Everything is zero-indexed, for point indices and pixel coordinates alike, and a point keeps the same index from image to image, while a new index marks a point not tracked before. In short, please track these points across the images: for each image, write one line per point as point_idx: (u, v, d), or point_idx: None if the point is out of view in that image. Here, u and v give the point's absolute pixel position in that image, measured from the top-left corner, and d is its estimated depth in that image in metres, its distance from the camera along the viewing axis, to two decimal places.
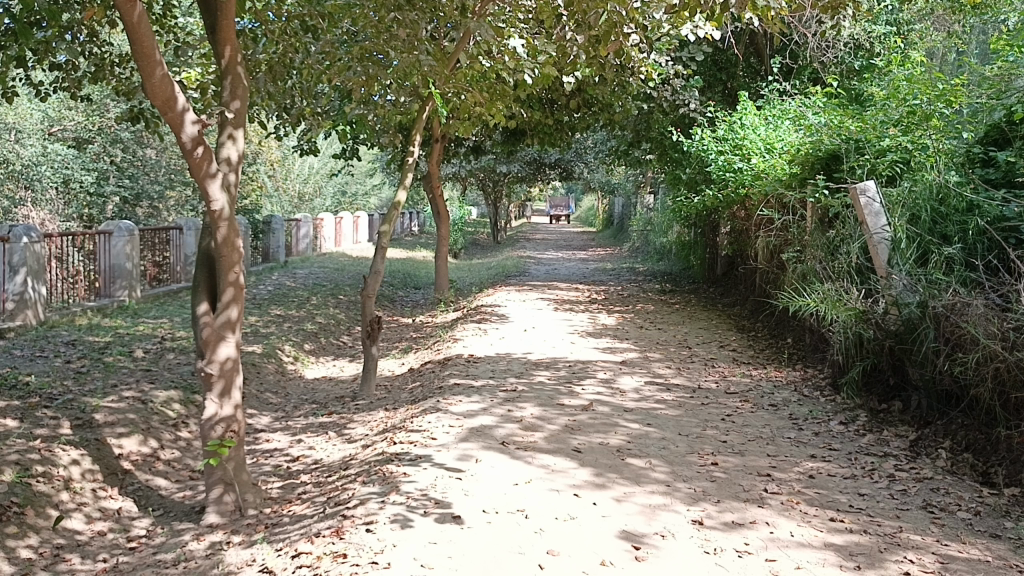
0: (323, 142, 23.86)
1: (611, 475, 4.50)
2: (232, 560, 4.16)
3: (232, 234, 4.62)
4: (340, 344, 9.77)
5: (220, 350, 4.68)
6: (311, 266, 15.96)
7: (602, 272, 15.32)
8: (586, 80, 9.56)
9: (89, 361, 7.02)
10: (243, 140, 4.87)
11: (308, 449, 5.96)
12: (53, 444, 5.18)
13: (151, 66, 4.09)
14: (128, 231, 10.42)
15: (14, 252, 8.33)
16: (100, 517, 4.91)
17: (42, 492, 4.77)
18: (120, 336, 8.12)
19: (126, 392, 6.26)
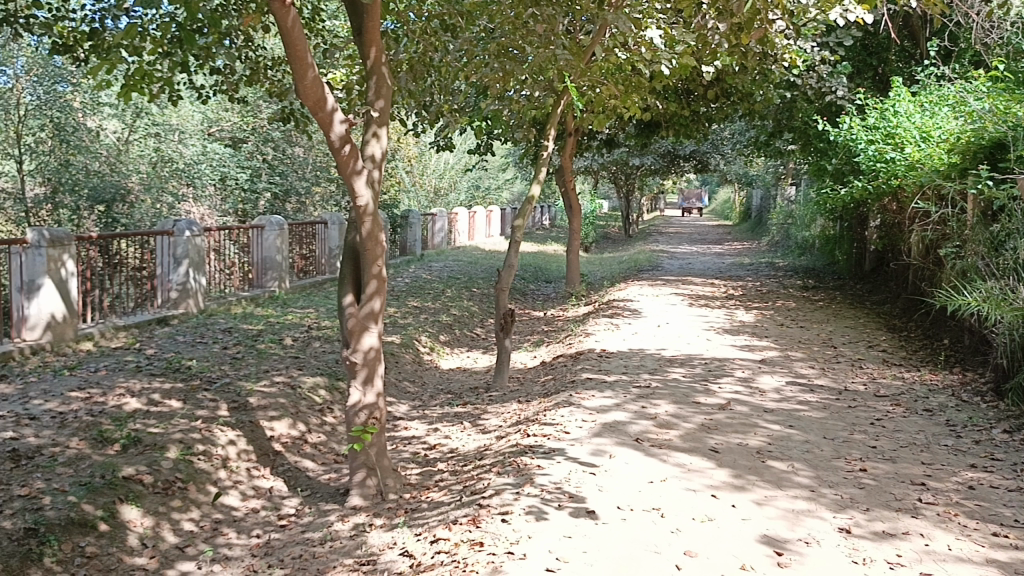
0: (460, 137, 24.43)
1: (751, 477, 4.38)
2: (375, 542, 4.33)
3: (376, 228, 4.78)
4: (474, 336, 9.97)
5: (365, 339, 4.87)
6: (447, 259, 16.38)
7: (740, 267, 14.90)
8: (725, 69, 9.31)
9: (244, 347, 7.49)
10: (387, 138, 5.04)
11: (444, 438, 6.11)
12: (212, 425, 5.55)
13: (303, 69, 4.28)
14: (279, 225, 11.01)
15: (178, 244, 8.97)
16: (253, 495, 5.22)
17: (203, 469, 5.12)
18: (270, 324, 8.61)
19: (277, 377, 6.63)
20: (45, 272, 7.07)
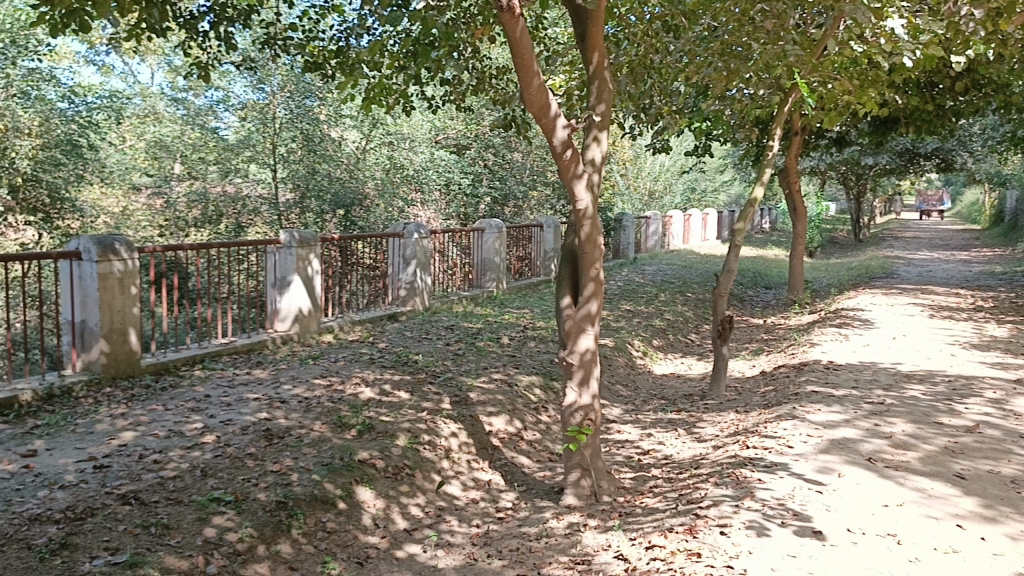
0: (676, 139, 24.12)
1: (1005, 510, 3.94)
2: (589, 543, 4.37)
3: (595, 231, 4.81)
4: (688, 341, 9.79)
5: (581, 341, 4.91)
6: (661, 263, 16.21)
7: (991, 276, 13.44)
8: (979, 58, 8.46)
9: (464, 344, 7.85)
10: (607, 141, 5.05)
11: (658, 444, 6.05)
12: (437, 417, 5.87)
13: (529, 76, 4.41)
14: (498, 227, 11.41)
15: (408, 246, 9.50)
16: (473, 487, 5.46)
17: (429, 458, 5.43)
18: (489, 323, 8.96)
19: (495, 374, 6.90)
20: (295, 269, 7.76)
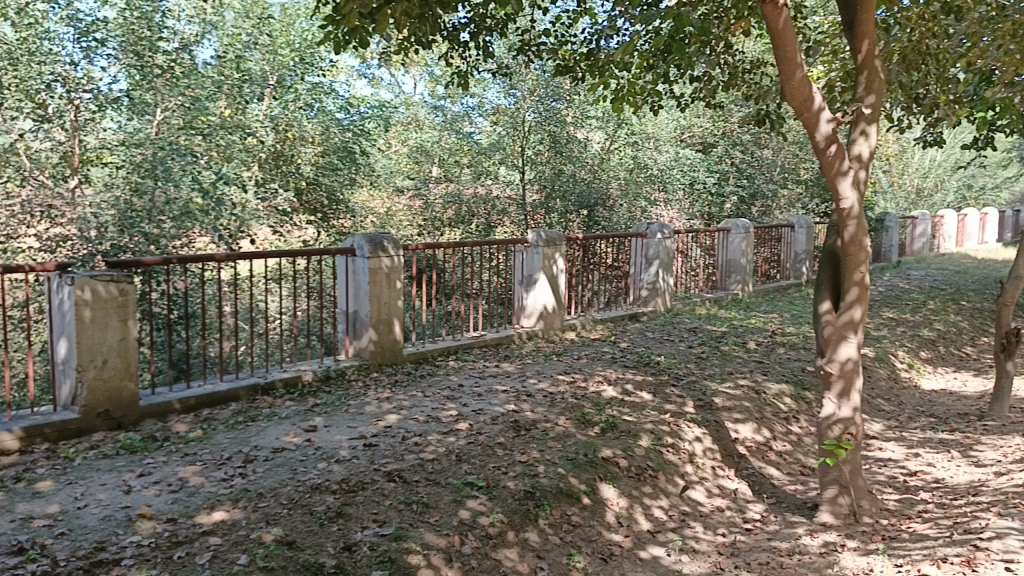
0: (949, 131, 21.98)
1: None
2: (848, 565, 4.08)
3: (861, 232, 4.47)
4: (962, 355, 8.86)
5: (842, 350, 4.60)
6: (928, 267, 14.85)
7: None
8: None
9: (709, 347, 7.69)
10: (877, 135, 4.67)
11: (927, 465, 5.53)
12: (681, 420, 5.80)
13: (792, 69, 4.20)
14: (745, 228, 11.06)
15: (651, 246, 9.44)
16: (719, 494, 5.31)
17: (673, 461, 5.37)
18: (734, 327, 8.70)
19: (741, 380, 6.70)
20: (541, 268, 7.97)
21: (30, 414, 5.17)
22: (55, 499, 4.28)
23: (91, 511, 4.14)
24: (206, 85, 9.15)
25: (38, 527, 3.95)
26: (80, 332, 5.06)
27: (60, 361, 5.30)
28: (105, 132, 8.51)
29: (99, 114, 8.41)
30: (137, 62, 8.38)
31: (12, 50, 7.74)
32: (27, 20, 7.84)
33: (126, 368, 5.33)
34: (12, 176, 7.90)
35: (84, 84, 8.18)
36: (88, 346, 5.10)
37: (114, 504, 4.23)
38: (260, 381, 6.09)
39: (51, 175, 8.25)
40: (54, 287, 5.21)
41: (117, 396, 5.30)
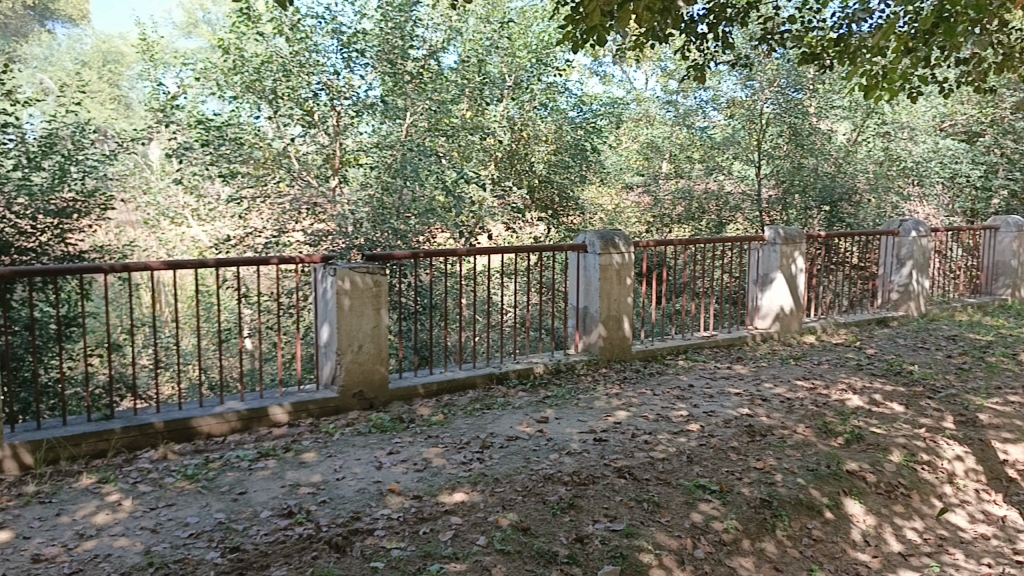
0: None
1: None
2: None
3: None
4: None
5: None
6: None
7: None
8: None
9: (971, 358, 6.97)
10: None
11: None
12: (937, 436, 5.33)
13: None
14: (1017, 226, 9.97)
15: (904, 245, 8.72)
16: (984, 520, 4.80)
17: (928, 480, 4.93)
18: (1003, 336, 7.81)
19: (1011, 397, 6.02)
20: (778, 267, 7.61)
21: (297, 391, 5.77)
22: (318, 469, 4.73)
23: (348, 482, 4.53)
24: (450, 89, 9.61)
25: (304, 493, 4.39)
26: (340, 319, 5.55)
27: (323, 344, 5.85)
28: (362, 137, 9.22)
29: (357, 119, 9.12)
30: (390, 69, 9.04)
31: (287, 63, 8.75)
32: (300, 35, 8.77)
33: (379, 353, 5.77)
34: (284, 177, 9.04)
35: (346, 91, 9.02)
36: (347, 332, 5.59)
37: (367, 478, 4.60)
38: (494, 370, 6.36)
39: (316, 176, 9.17)
40: (320, 277, 5.77)
41: (370, 378, 5.77)
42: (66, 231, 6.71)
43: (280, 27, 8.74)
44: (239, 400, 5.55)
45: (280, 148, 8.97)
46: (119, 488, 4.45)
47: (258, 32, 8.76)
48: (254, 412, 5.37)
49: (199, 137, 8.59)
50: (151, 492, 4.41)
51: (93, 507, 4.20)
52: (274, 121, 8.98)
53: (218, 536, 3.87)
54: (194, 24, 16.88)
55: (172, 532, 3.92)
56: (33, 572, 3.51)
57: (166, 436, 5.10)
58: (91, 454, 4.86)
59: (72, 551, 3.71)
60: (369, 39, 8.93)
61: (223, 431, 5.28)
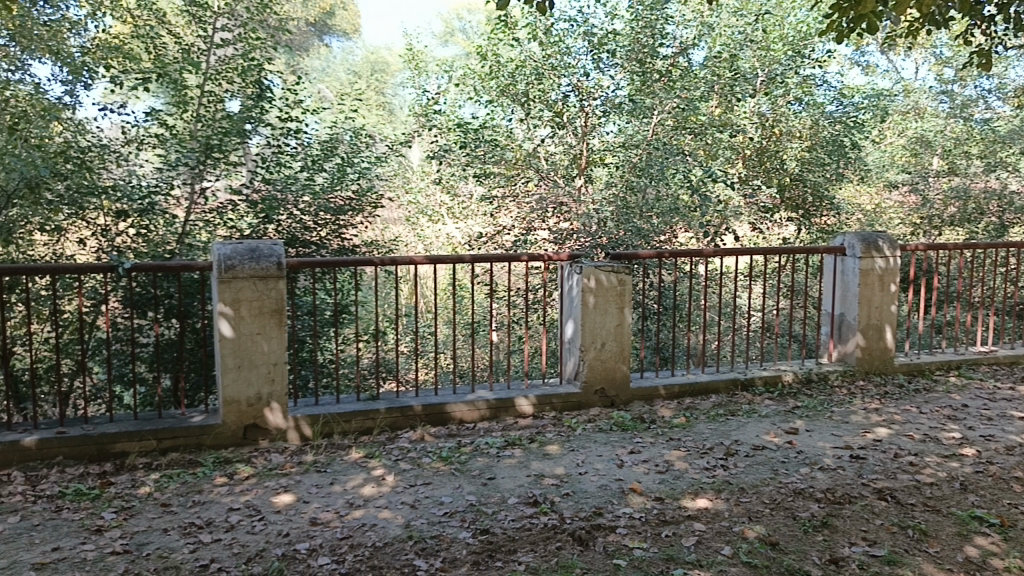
0: None
1: None
2: None
3: None
4: None
5: None
6: None
7: None
8: None
9: None
10: None
11: None
12: None
13: None
14: None
15: None
16: None
17: None
18: None
19: None
20: None
21: (542, 384, 5.96)
22: (561, 462, 4.85)
23: (590, 478, 4.60)
24: (700, 87, 9.60)
25: (549, 484, 4.52)
26: (584, 316, 5.64)
27: (567, 340, 5.98)
28: (609, 137, 9.40)
29: (604, 119, 9.42)
30: (638, 68, 9.17)
31: (539, 66, 9.22)
32: (552, 39, 9.09)
33: (621, 352, 5.78)
34: (533, 177, 9.61)
35: (595, 91, 9.32)
36: (590, 330, 5.66)
37: (609, 475, 4.65)
38: (739, 376, 6.16)
39: (562, 176, 9.60)
40: (566, 274, 5.92)
41: (612, 376, 5.81)
42: (342, 226, 7.43)
43: (534, 32, 9.06)
44: (488, 390, 5.84)
45: (529, 148, 9.56)
46: (383, 464, 4.85)
47: (514, 37, 9.18)
48: (502, 402, 5.62)
49: (457, 139, 9.29)
50: (410, 470, 4.76)
51: (361, 479, 4.61)
52: (525, 121, 9.55)
53: (469, 518, 4.09)
54: (451, 34, 18.03)
55: (429, 509, 4.21)
56: (313, 532, 3.93)
57: (423, 419, 5.48)
58: (359, 431, 5.35)
59: (344, 518, 4.11)
60: (621, 40, 9.10)
61: (473, 418, 5.58)
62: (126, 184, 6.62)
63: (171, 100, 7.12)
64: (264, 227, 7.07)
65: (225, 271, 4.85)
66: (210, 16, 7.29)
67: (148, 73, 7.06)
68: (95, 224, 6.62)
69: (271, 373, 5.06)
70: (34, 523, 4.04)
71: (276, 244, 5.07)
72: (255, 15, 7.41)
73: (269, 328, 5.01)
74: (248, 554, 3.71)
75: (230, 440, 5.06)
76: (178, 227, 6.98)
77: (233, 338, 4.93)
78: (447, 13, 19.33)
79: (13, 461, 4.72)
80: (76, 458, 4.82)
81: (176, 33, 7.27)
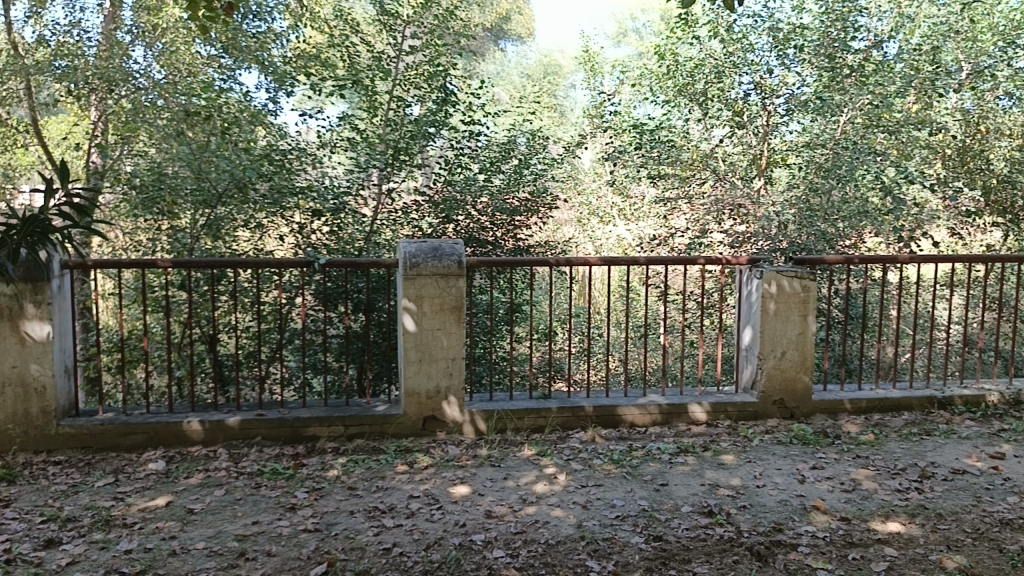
0: None
1: None
2: None
3: None
4: None
5: None
6: None
7: None
8: None
9: None
10: None
11: None
12: None
13: None
14: None
15: None
16: None
17: None
18: None
19: None
20: None
21: (716, 392, 5.80)
22: (738, 473, 4.69)
23: (768, 491, 4.42)
24: (897, 82, 8.98)
25: (724, 495, 4.38)
26: (764, 323, 5.44)
27: (745, 347, 5.78)
28: (790, 136, 9.49)
29: (788, 117, 9.36)
30: (828, 63, 8.88)
31: (720, 64, 9.15)
32: (735, 36, 8.97)
33: (803, 362, 5.52)
34: (708, 177, 9.60)
35: (779, 88, 9.18)
36: (770, 337, 5.45)
37: (789, 490, 4.44)
38: (936, 394, 5.76)
39: (741, 176, 9.70)
40: (746, 279, 5.73)
41: (792, 387, 5.55)
42: (517, 227, 7.66)
43: (715, 30, 8.97)
44: (661, 394, 5.75)
45: (706, 149, 9.59)
46: (555, 463, 4.89)
47: (694, 35, 9.16)
48: (675, 407, 5.52)
49: (632, 140, 9.55)
50: (582, 470, 4.77)
51: (533, 477, 4.68)
52: (703, 122, 9.54)
53: (642, 523, 4.03)
54: (624, 34, 18.03)
55: (601, 511, 4.19)
56: (488, 525, 4.02)
57: (595, 421, 5.48)
58: (531, 428, 5.42)
59: (517, 513, 4.18)
60: (811, 34, 8.86)
61: (645, 422, 5.52)
62: (321, 185, 7.10)
63: (362, 105, 7.56)
64: (444, 226, 7.41)
65: (409, 268, 5.06)
66: (401, 24, 7.61)
67: (343, 80, 7.53)
68: (293, 222, 7.06)
69: (450, 367, 5.22)
70: (237, 497, 4.39)
71: (458, 243, 5.23)
72: (441, 23, 7.69)
73: (449, 324, 5.17)
74: (427, 541, 3.85)
75: (410, 430, 5.28)
76: (367, 225, 7.37)
77: (415, 332, 5.14)
78: (620, 14, 19.36)
79: (220, 438, 5.17)
80: (272, 439, 5.20)
81: (369, 41, 7.62)
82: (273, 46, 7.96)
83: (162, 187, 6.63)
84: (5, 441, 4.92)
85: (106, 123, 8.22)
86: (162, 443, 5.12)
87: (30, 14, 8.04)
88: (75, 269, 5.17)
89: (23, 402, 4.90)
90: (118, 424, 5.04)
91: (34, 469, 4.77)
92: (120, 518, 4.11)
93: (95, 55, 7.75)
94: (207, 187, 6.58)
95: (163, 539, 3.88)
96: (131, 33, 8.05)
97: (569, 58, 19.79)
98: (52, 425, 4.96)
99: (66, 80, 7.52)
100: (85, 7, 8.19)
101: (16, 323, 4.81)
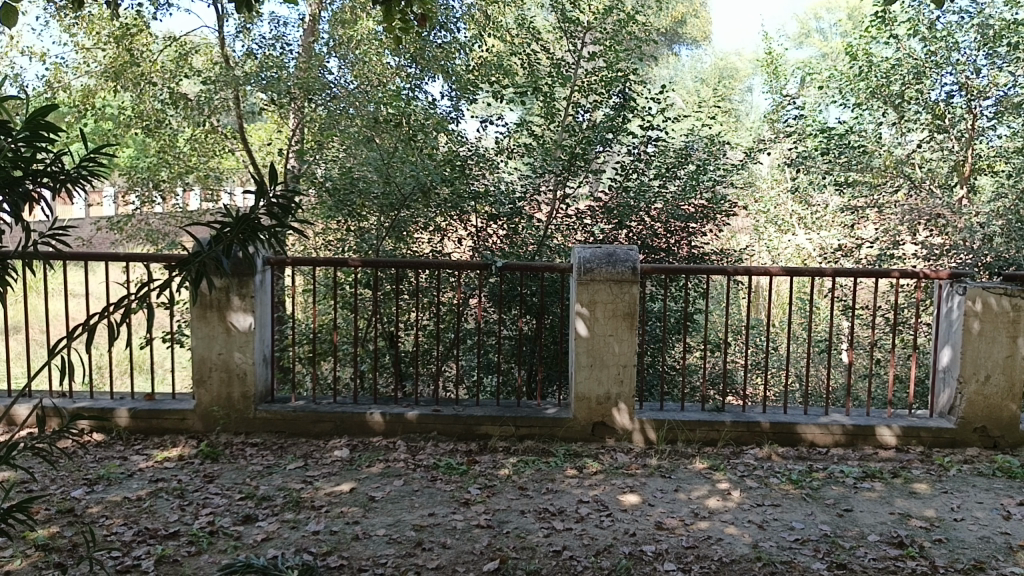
0: None
1: None
2: None
3: None
4: None
5: None
6: None
7: None
8: None
9: None
10: None
11: None
12: None
13: None
14: None
15: None
16: None
17: None
18: None
19: None
20: None
21: (908, 415, 5.40)
22: (932, 503, 4.35)
23: (968, 526, 4.06)
24: None
25: (917, 526, 4.07)
26: (966, 343, 5.03)
27: (942, 369, 5.37)
28: (998, 142, 8.75)
29: (994, 121, 8.67)
30: None
31: (920, 64, 8.62)
32: (938, 34, 8.45)
33: (1010, 389, 5.04)
34: (903, 184, 8.96)
35: (987, 89, 8.53)
36: (972, 358, 5.04)
37: (992, 526, 4.06)
38: None
39: (941, 185, 9.04)
40: (945, 295, 5.31)
41: (996, 415, 5.08)
42: (692, 234, 7.55)
43: (915, 28, 8.50)
44: (845, 414, 5.42)
45: (901, 155, 8.96)
46: (728, 478, 4.74)
47: (891, 35, 8.73)
48: (860, 429, 5.20)
49: (819, 146, 9.22)
50: (758, 489, 4.59)
51: (705, 491, 4.55)
52: (899, 125, 8.99)
53: (824, 548, 3.82)
54: (808, 33, 17.35)
55: (779, 532, 4.01)
56: (659, 537, 3.95)
57: (771, 438, 5.26)
58: (704, 441, 5.28)
59: (689, 527, 4.08)
60: None
61: (826, 442, 5.24)
62: (497, 190, 7.33)
63: (540, 111, 7.72)
64: (616, 232, 7.44)
65: (583, 273, 5.08)
66: (581, 31, 7.71)
67: (524, 87, 7.74)
68: (470, 226, 7.34)
69: (621, 374, 5.18)
70: (414, 488, 4.57)
71: (632, 250, 5.19)
72: (620, 28, 7.67)
73: (621, 331, 5.13)
74: (597, 547, 3.84)
75: (580, 434, 5.29)
76: (541, 230, 7.52)
77: (587, 337, 5.15)
78: (803, 14, 18.64)
79: (398, 431, 5.40)
80: (448, 435, 5.37)
81: (549, 49, 7.85)
82: (457, 55, 8.29)
83: (353, 191, 7.11)
84: (211, 421, 5.38)
85: (303, 130, 8.84)
86: (347, 432, 5.41)
87: (241, 29, 8.77)
88: (275, 265, 5.58)
89: (226, 386, 5.34)
90: (308, 411, 5.39)
91: (235, 449, 5.18)
92: (308, 501, 4.38)
93: (295, 67, 8.33)
94: (393, 191, 6.95)
95: (347, 523, 4.10)
96: (327, 45, 8.55)
97: (746, 60, 19.26)
98: (250, 409, 5.36)
99: (270, 89, 8.02)
100: (288, 22, 8.83)
101: (224, 313, 5.26)
